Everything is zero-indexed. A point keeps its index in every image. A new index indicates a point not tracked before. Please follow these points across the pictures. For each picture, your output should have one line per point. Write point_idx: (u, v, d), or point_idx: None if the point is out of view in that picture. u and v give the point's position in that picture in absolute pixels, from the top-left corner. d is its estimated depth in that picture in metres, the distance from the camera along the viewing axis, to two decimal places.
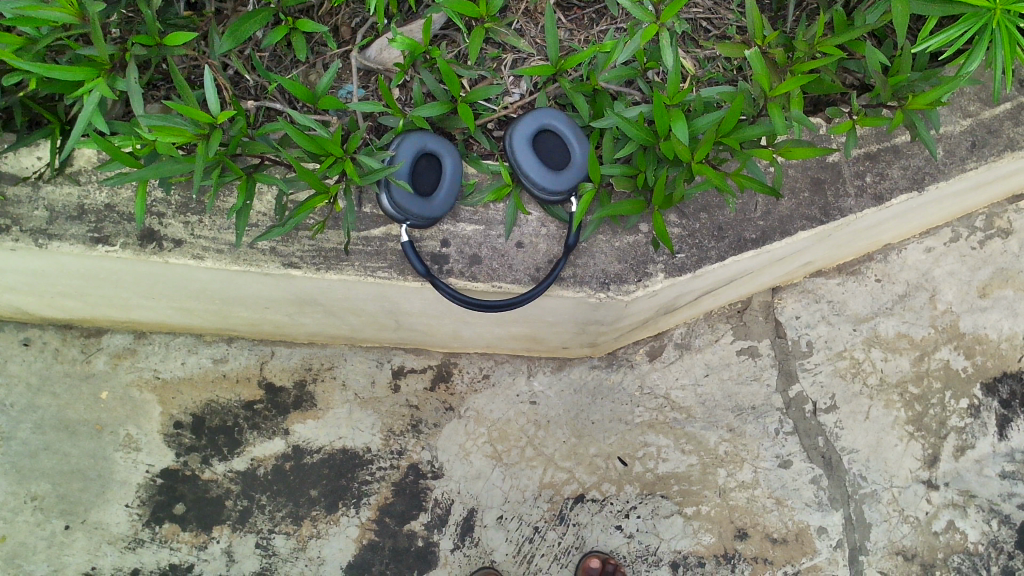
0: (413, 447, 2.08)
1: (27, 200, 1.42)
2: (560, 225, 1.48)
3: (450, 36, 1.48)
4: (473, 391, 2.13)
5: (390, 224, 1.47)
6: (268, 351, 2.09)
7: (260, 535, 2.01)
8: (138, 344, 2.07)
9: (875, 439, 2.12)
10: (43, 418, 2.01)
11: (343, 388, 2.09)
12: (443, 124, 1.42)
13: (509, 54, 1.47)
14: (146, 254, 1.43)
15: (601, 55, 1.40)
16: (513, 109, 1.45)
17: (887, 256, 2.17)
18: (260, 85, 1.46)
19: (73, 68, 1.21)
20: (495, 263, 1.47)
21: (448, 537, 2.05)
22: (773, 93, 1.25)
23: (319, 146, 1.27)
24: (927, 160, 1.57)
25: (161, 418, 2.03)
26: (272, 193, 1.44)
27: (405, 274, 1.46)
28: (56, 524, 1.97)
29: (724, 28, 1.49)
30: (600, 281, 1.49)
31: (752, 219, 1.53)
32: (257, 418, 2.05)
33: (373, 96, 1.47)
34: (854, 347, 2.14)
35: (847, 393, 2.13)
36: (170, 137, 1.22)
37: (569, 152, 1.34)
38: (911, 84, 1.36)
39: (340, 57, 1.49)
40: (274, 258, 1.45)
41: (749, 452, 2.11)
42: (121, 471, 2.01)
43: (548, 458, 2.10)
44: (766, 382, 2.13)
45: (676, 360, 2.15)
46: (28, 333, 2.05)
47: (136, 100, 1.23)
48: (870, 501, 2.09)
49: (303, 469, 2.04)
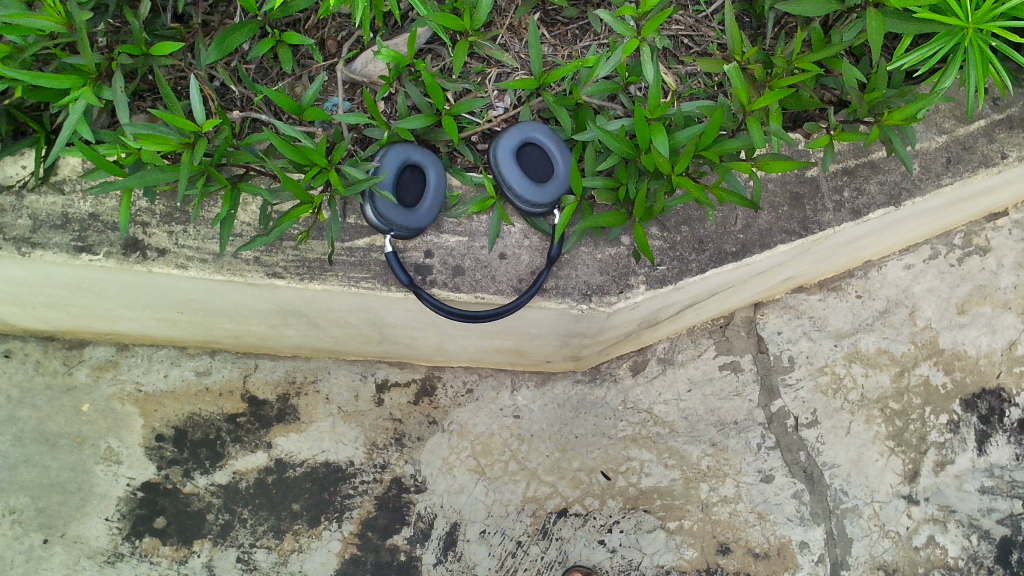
0: (396, 461, 2.08)
1: (10, 209, 1.42)
2: (543, 237, 1.48)
3: (435, 50, 1.50)
4: (456, 405, 2.14)
5: (375, 235, 1.47)
6: (251, 364, 2.08)
7: (241, 549, 2.00)
8: (120, 356, 2.06)
9: (856, 454, 2.14)
10: (23, 430, 2.00)
11: (326, 402, 2.09)
12: (427, 136, 1.43)
13: (494, 68, 1.49)
14: (129, 263, 1.42)
15: (583, 69, 1.41)
16: (497, 122, 1.47)
17: (867, 273, 2.21)
18: (246, 97, 1.47)
19: (58, 77, 1.21)
20: (478, 273, 1.47)
21: (431, 552, 2.05)
22: (752, 107, 1.25)
23: (304, 156, 1.28)
24: (904, 175, 1.60)
25: (142, 431, 2.02)
26: (256, 203, 1.44)
27: (389, 285, 1.46)
28: (34, 538, 1.96)
29: (705, 45, 1.52)
30: (582, 293, 1.49)
31: (732, 232, 1.54)
32: (240, 431, 2.04)
33: (358, 109, 1.48)
34: (835, 362, 2.17)
35: (828, 409, 2.15)
36: (155, 145, 1.21)
37: (552, 164, 1.36)
38: (887, 100, 1.38)
39: (326, 70, 1.50)
40: (258, 268, 1.44)
41: (731, 466, 2.12)
42: (101, 485, 1.99)
43: (531, 472, 2.11)
44: (748, 397, 2.16)
45: (659, 374, 2.17)
46: (10, 345, 2.05)
47: (122, 108, 1.23)
48: (850, 516, 2.10)
49: (285, 482, 2.04)
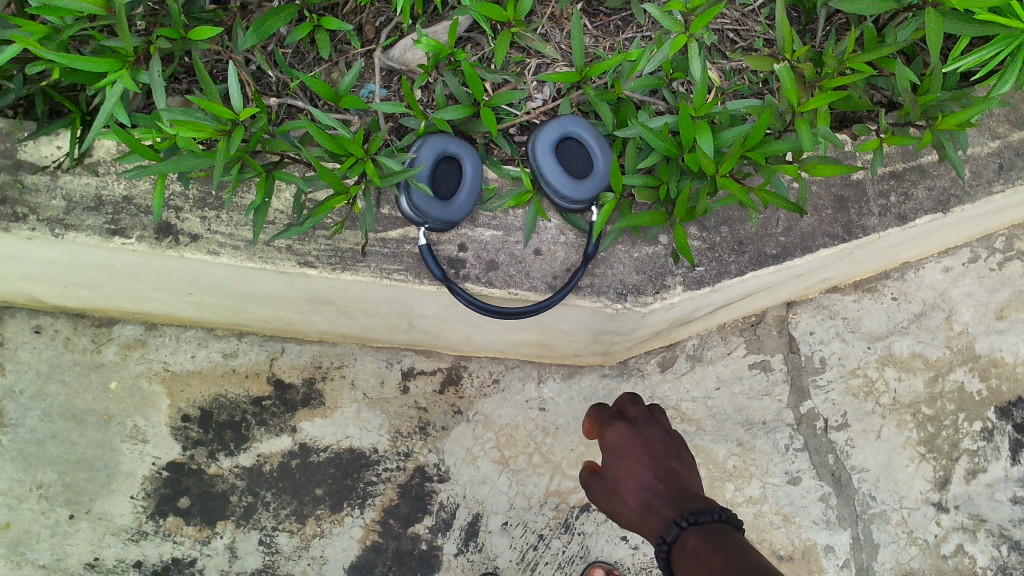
0: (420, 449, 2.07)
1: (45, 189, 1.40)
2: (580, 234, 1.45)
3: (475, 38, 1.47)
4: (482, 395, 2.13)
5: (408, 226, 1.44)
6: (278, 348, 2.08)
7: (263, 532, 2.00)
8: (148, 336, 2.07)
9: (886, 458, 2.12)
10: (51, 406, 2.01)
11: (351, 388, 2.09)
12: (464, 127, 1.41)
13: (534, 59, 1.47)
14: (162, 247, 1.41)
15: (626, 63, 1.38)
16: (535, 114, 1.44)
17: (904, 275, 2.16)
18: (282, 82, 1.45)
19: (97, 59, 1.17)
20: (512, 269, 1.44)
21: (452, 541, 2.05)
22: (801, 109, 1.20)
23: (340, 145, 1.24)
24: (953, 181, 1.55)
25: (169, 411, 2.03)
26: (290, 191, 1.42)
27: (421, 278, 1.44)
28: (60, 513, 1.97)
29: (751, 40, 1.48)
30: (618, 292, 1.45)
31: (773, 235, 1.50)
32: (265, 414, 2.04)
33: (395, 97, 1.47)
34: (867, 365, 2.14)
35: (859, 411, 2.13)
36: (191, 132, 1.19)
37: (591, 160, 1.33)
38: (941, 104, 1.34)
39: (364, 56, 1.48)
40: (290, 257, 1.43)
41: (758, 467, 2.10)
42: (127, 463, 2.00)
43: (555, 466, 2.10)
44: (777, 397, 2.13)
45: (687, 371, 2.14)
46: (40, 320, 2.05)
47: (159, 93, 1.19)
48: (877, 522, 2.09)
49: (309, 467, 2.03)
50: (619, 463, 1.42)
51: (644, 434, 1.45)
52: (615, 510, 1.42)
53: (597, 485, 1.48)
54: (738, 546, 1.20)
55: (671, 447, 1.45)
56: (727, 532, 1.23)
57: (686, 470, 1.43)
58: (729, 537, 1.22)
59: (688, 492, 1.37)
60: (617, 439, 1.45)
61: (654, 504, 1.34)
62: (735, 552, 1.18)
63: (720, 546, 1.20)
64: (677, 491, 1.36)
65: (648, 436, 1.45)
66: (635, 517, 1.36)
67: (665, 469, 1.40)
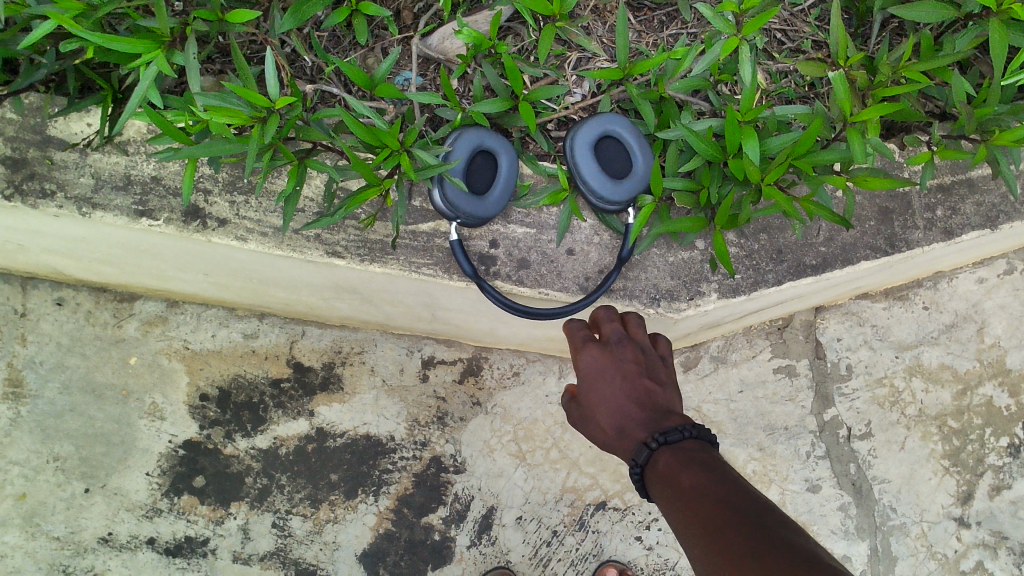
0: (437, 439, 2.05)
1: (73, 166, 1.39)
2: (614, 236, 1.43)
3: (515, 29, 1.44)
4: (501, 387, 2.10)
5: (439, 220, 1.43)
6: (298, 331, 2.06)
7: (277, 515, 2.00)
8: (170, 313, 2.04)
9: (909, 470, 2.09)
10: (70, 378, 1.99)
11: (371, 373, 2.06)
12: (501, 120, 1.38)
13: (575, 52, 1.43)
14: (189, 231, 1.39)
15: (671, 61, 1.34)
16: (575, 109, 1.41)
17: (937, 284, 2.11)
18: (317, 66, 1.42)
19: (132, 40, 1.15)
20: (544, 268, 1.42)
21: (465, 533, 2.03)
22: (854, 118, 1.16)
23: (375, 137, 1.21)
24: (1003, 197, 1.52)
25: (187, 389, 2.02)
26: (322, 178, 1.40)
27: (450, 273, 1.42)
28: (76, 486, 1.97)
29: (800, 41, 1.44)
30: (651, 296, 1.43)
31: (812, 245, 1.47)
32: (283, 397, 2.02)
33: (431, 85, 1.44)
34: (894, 374, 2.10)
35: (883, 421, 2.09)
36: (225, 118, 1.16)
37: (631, 161, 1.29)
38: (998, 117, 1.28)
39: (401, 43, 1.45)
40: (318, 246, 1.41)
41: (778, 473, 2.07)
42: (144, 439, 2.00)
43: (572, 462, 2.07)
44: (801, 403, 2.09)
45: (711, 373, 2.08)
46: (62, 293, 2.02)
47: (194, 76, 1.17)
48: (897, 534, 2.08)
49: (325, 451, 2.02)
50: (593, 391, 1.29)
51: (618, 355, 1.30)
52: (592, 434, 1.31)
53: (573, 401, 1.36)
54: (714, 464, 1.13)
55: (649, 365, 1.31)
56: (702, 449, 1.16)
57: (664, 385, 1.31)
58: (705, 456, 1.15)
59: (666, 413, 1.25)
60: (589, 364, 1.29)
61: (627, 429, 1.23)
62: (711, 471, 1.11)
63: (695, 464, 1.13)
64: (654, 414, 1.24)
65: (620, 355, 1.30)
66: (612, 443, 1.26)
67: (641, 393, 1.27)
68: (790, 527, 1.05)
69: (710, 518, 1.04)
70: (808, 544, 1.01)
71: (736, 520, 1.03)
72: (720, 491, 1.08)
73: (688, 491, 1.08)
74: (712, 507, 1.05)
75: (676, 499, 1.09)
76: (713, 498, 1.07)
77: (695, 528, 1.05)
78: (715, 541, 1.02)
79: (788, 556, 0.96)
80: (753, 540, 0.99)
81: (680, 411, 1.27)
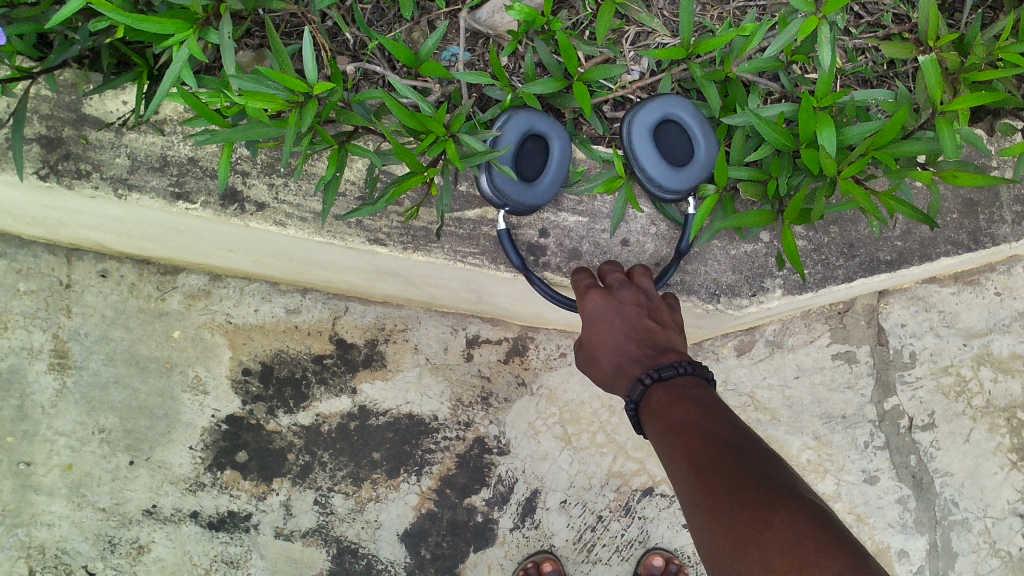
0: (481, 420, 1.99)
1: (108, 146, 1.36)
2: (670, 227, 1.42)
3: (569, 1, 1.34)
4: (547, 368, 2.03)
5: (486, 207, 1.40)
6: (342, 307, 1.98)
7: (319, 492, 1.96)
8: (212, 286, 1.97)
9: (973, 463, 1.98)
10: (115, 351, 1.93)
11: (415, 351, 1.99)
12: (554, 102, 1.30)
13: (633, 27, 1.34)
14: (227, 215, 1.37)
15: (740, 38, 1.23)
16: (632, 89, 1.32)
17: (1011, 269, 1.97)
18: (359, 40, 1.36)
19: (164, 20, 1.09)
20: (595, 259, 1.42)
21: (508, 516, 1.99)
22: (944, 108, 1.05)
23: (419, 121, 1.12)
24: None
25: (230, 363, 1.96)
26: (364, 162, 1.36)
27: (498, 263, 1.40)
28: (121, 459, 1.94)
29: (879, 14, 1.36)
30: (710, 292, 1.46)
31: (888, 238, 1.49)
32: (326, 373, 1.96)
33: (479, 62, 1.37)
34: (961, 363, 1.98)
35: (947, 412, 1.98)
36: (261, 102, 1.10)
37: (692, 148, 1.21)
38: None
39: (448, 16, 1.37)
40: (359, 232, 1.38)
41: (834, 463, 1.98)
42: (187, 413, 1.95)
43: (618, 446, 2.02)
44: (860, 391, 1.99)
45: (765, 357, 1.99)
46: (106, 264, 1.94)
47: (229, 57, 1.11)
48: (958, 529, 1.98)
49: (367, 430, 1.96)
50: (595, 333, 1.27)
51: (620, 299, 1.29)
52: (597, 375, 1.30)
53: (580, 345, 1.36)
54: (707, 399, 1.13)
55: (651, 308, 1.30)
56: (697, 386, 1.15)
57: (667, 326, 1.28)
58: (699, 393, 1.14)
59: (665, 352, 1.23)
60: (592, 308, 1.28)
61: (623, 366, 1.22)
62: (704, 405, 1.11)
63: (687, 398, 1.12)
64: (653, 352, 1.22)
65: (622, 300, 1.29)
66: (613, 381, 1.25)
67: (641, 333, 1.24)
68: (776, 460, 1.05)
69: (698, 449, 1.04)
70: (792, 479, 1.01)
71: (723, 450, 1.03)
72: (711, 424, 1.07)
73: (678, 422, 1.08)
74: (701, 438, 1.05)
75: (666, 431, 1.09)
76: (703, 431, 1.06)
77: (681, 457, 1.04)
78: (702, 469, 1.02)
79: (771, 490, 0.97)
80: (737, 472, 1.00)
81: (681, 350, 1.24)
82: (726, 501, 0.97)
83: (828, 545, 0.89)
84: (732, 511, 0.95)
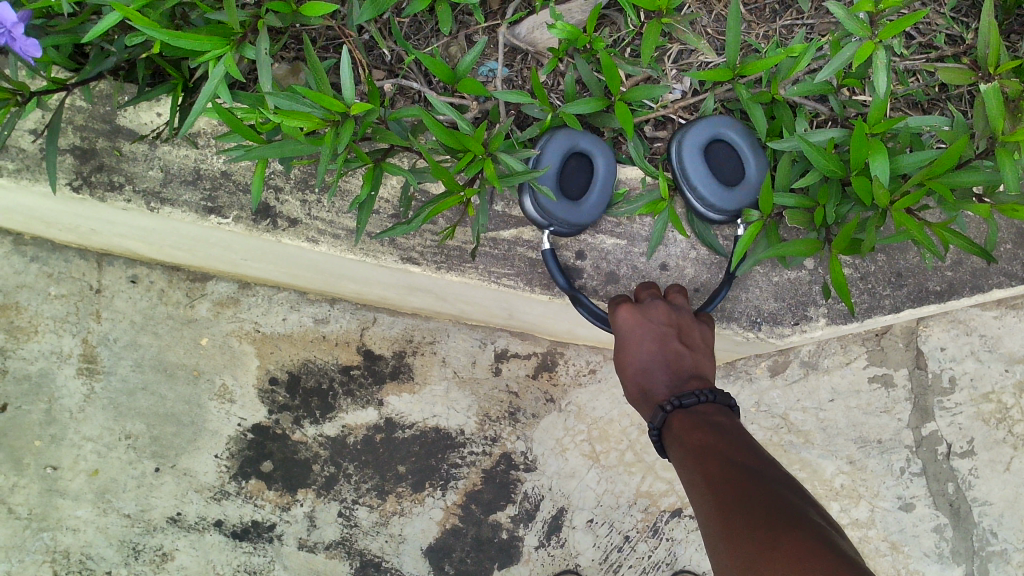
0: (508, 435, 1.96)
1: (142, 159, 1.36)
2: (710, 251, 1.40)
3: (611, 17, 1.33)
4: (577, 385, 1.99)
5: (522, 227, 1.38)
6: (370, 318, 1.97)
7: (343, 505, 1.93)
8: (241, 294, 1.96)
9: (1013, 493, 1.92)
10: (143, 357, 1.93)
11: (442, 364, 1.97)
12: (594, 122, 1.28)
13: (676, 45, 1.32)
14: (259, 230, 1.36)
15: (789, 60, 1.21)
16: (673, 109, 1.31)
17: None
18: (396, 55, 1.34)
19: (200, 37, 1.07)
20: (633, 282, 1.40)
21: (533, 533, 1.96)
22: (1006, 138, 1.01)
23: (457, 141, 1.10)
24: None
25: (257, 372, 1.94)
26: (398, 180, 1.35)
27: (532, 285, 1.39)
28: (146, 464, 1.93)
29: (932, 35, 1.35)
30: (752, 319, 1.43)
31: (938, 269, 1.47)
32: (353, 385, 1.94)
33: (517, 78, 1.35)
34: (1003, 390, 1.92)
35: (986, 439, 1.92)
36: (296, 121, 1.08)
37: (740, 166, 1.20)
38: None
39: (486, 31, 1.35)
40: (392, 251, 1.37)
41: (868, 489, 1.93)
42: (214, 421, 1.93)
43: (647, 466, 1.98)
44: (897, 416, 1.93)
45: (799, 379, 1.94)
46: (136, 271, 1.94)
47: (265, 74, 1.09)
48: (996, 561, 1.92)
49: (393, 442, 1.94)
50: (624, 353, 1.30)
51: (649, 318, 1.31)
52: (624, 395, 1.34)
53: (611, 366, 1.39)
54: (726, 426, 1.18)
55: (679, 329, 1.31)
56: (719, 413, 1.20)
57: (694, 349, 1.30)
58: (720, 420, 1.18)
59: (690, 377, 1.27)
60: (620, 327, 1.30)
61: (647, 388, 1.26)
62: (722, 431, 1.16)
63: (706, 425, 1.17)
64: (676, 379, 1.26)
65: (651, 316, 1.30)
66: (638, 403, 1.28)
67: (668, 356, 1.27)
68: (794, 486, 1.07)
69: (712, 469, 1.09)
70: (805, 502, 1.03)
71: (735, 470, 1.07)
72: (726, 447, 1.12)
73: (695, 445, 1.13)
74: (714, 460, 1.10)
75: (685, 453, 1.14)
76: (719, 453, 1.11)
77: (697, 477, 1.09)
78: (713, 487, 1.06)
79: (775, 503, 0.99)
80: (747, 488, 1.04)
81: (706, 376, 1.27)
82: (732, 510, 1.00)
83: (817, 545, 0.91)
84: (735, 518, 0.99)
